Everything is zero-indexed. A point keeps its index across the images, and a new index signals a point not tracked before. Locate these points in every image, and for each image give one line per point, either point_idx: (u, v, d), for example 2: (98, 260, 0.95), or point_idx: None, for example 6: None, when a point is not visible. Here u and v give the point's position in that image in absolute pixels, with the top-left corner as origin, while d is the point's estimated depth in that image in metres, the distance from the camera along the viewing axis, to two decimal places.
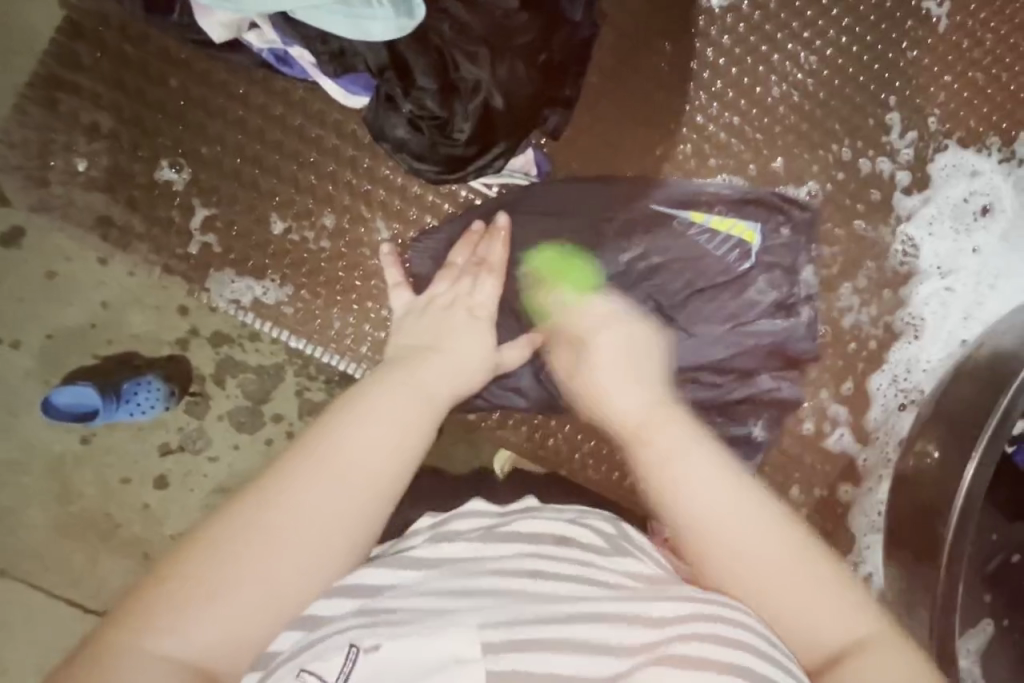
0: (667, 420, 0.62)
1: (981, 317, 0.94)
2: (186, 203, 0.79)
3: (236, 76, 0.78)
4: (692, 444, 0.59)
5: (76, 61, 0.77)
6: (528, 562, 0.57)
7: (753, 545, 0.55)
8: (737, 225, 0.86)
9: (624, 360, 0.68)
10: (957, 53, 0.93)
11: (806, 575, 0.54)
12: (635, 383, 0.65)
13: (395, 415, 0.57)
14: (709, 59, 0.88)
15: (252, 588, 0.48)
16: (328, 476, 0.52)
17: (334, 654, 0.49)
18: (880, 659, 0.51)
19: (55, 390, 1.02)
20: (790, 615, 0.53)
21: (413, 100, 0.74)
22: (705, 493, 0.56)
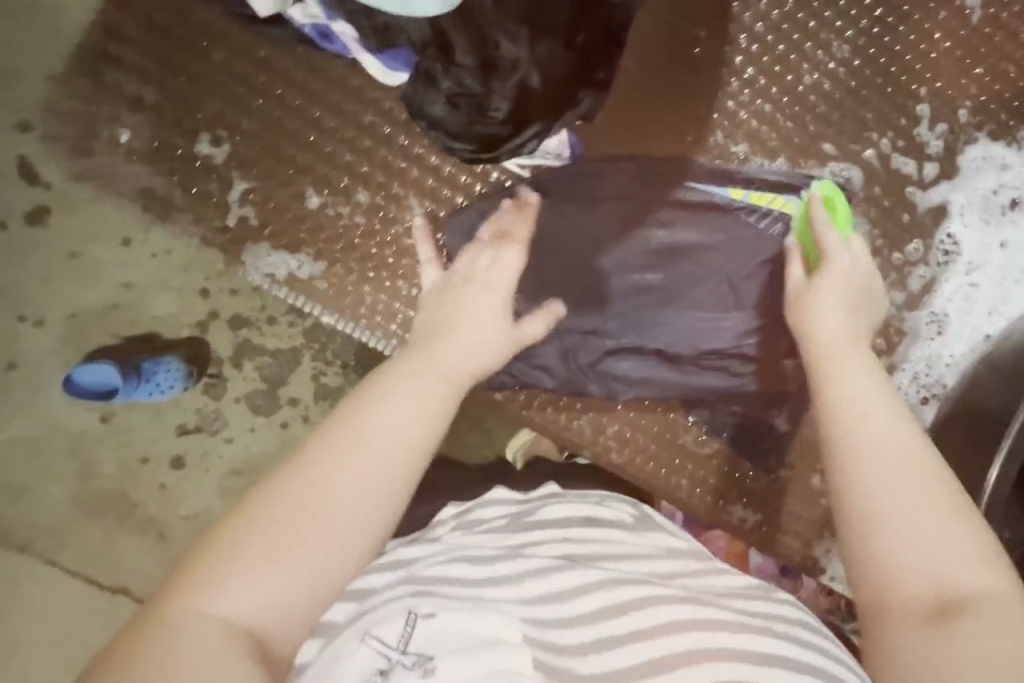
0: (854, 361, 0.62)
1: (1006, 311, 0.94)
2: (224, 176, 0.80)
3: (276, 51, 0.79)
4: (875, 386, 0.59)
5: (121, 33, 0.79)
6: (556, 547, 0.60)
7: (898, 478, 0.52)
8: (776, 200, 0.87)
9: (836, 309, 0.67)
10: (989, 45, 0.92)
11: (959, 521, 0.50)
12: (823, 322, 0.67)
13: (419, 390, 0.58)
14: (742, 45, 0.88)
15: (282, 564, 0.48)
16: (359, 448, 0.53)
17: (393, 620, 0.49)
18: (1004, 613, 0.46)
19: (77, 369, 1.04)
20: (909, 546, 0.50)
21: (453, 77, 0.76)
22: (875, 422, 0.55)
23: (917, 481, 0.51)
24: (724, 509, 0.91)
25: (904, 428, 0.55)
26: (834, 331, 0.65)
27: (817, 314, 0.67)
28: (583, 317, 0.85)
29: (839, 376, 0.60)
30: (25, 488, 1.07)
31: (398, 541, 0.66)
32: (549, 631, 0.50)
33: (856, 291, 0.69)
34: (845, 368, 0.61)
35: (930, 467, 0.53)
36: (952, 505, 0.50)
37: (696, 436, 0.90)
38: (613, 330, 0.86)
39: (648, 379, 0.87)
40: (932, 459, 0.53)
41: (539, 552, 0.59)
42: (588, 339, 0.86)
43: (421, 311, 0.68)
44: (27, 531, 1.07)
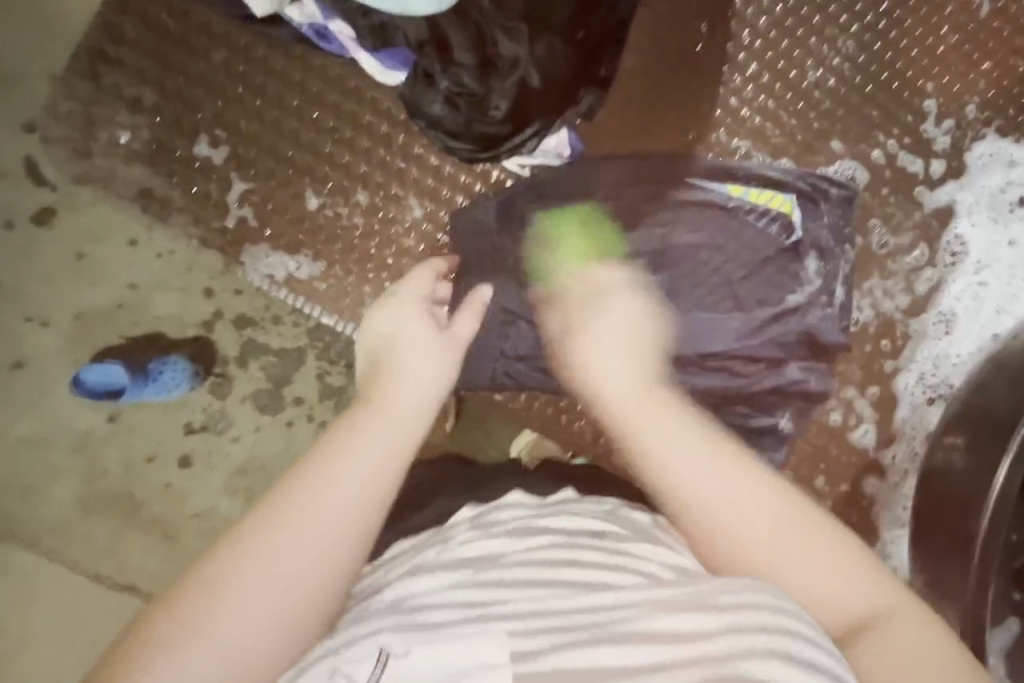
0: (661, 414, 0.57)
1: (1015, 310, 0.93)
2: (223, 177, 0.80)
3: (275, 52, 0.79)
4: (694, 442, 0.55)
5: (120, 34, 0.79)
6: (560, 557, 0.54)
7: (744, 530, 0.52)
8: (775, 198, 0.85)
9: (605, 338, 0.63)
10: (997, 40, 0.91)
11: (821, 545, 0.52)
12: (608, 363, 0.61)
13: (372, 450, 0.52)
14: (744, 41, 0.87)
15: (251, 620, 0.45)
16: (304, 516, 0.48)
17: (364, 659, 0.47)
18: (898, 633, 0.48)
19: (85, 368, 1.04)
20: (794, 593, 0.51)
21: (451, 77, 0.74)
22: (707, 487, 0.54)
23: (769, 528, 0.52)
24: None
25: (729, 480, 0.54)
26: (618, 373, 0.60)
27: (583, 352, 0.63)
28: None
29: (655, 425, 0.56)
30: (31, 488, 1.08)
31: (408, 543, 0.63)
32: (542, 645, 0.46)
33: (642, 331, 0.64)
34: (648, 425, 0.56)
35: (771, 502, 0.53)
36: (804, 538, 0.52)
37: None
38: None
39: None
40: (769, 491, 0.53)
41: (539, 560, 0.54)
42: None
43: (372, 317, 0.64)
44: (32, 531, 1.08)
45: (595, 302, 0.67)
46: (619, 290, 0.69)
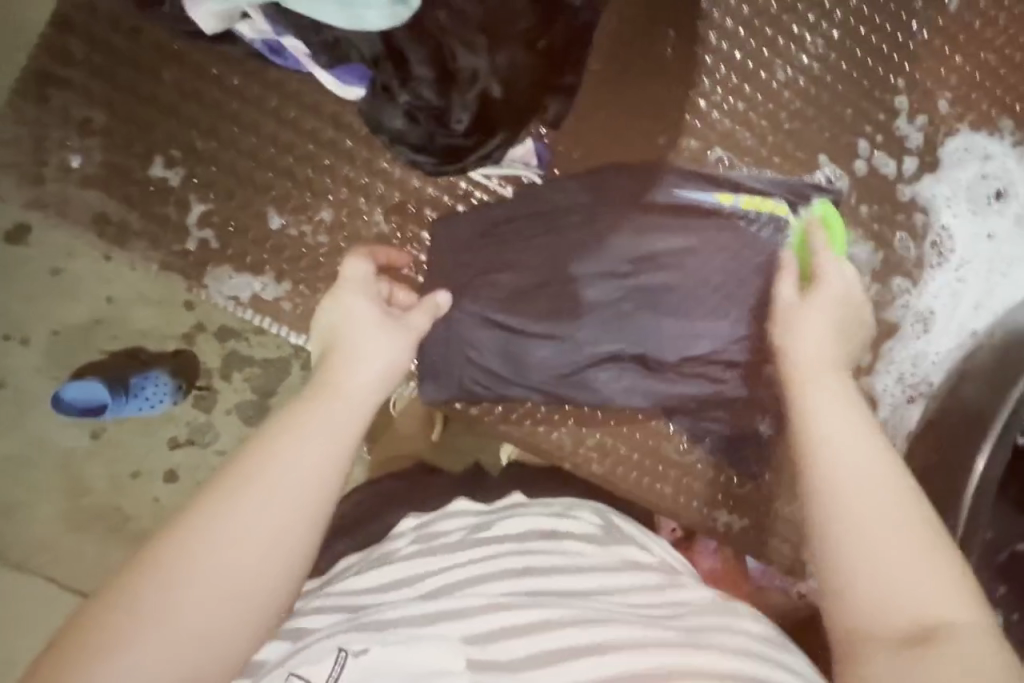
0: (836, 394, 0.54)
1: (993, 306, 0.92)
2: (181, 199, 0.78)
3: (230, 68, 0.77)
4: (840, 401, 0.53)
5: (68, 55, 0.76)
6: (512, 563, 0.58)
7: (869, 503, 0.48)
8: (768, 203, 0.83)
9: (817, 329, 0.59)
10: (968, 33, 0.90)
11: (916, 540, 0.47)
12: (817, 346, 0.58)
13: (325, 428, 0.52)
14: (711, 43, 0.85)
15: (199, 616, 0.45)
16: (266, 487, 0.49)
17: (320, 661, 0.48)
18: (978, 650, 0.43)
19: (65, 386, 1.02)
20: (878, 574, 0.46)
21: (410, 91, 0.72)
22: (852, 452, 0.50)
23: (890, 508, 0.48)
24: (710, 516, 0.90)
25: (885, 459, 0.50)
26: (820, 352, 0.57)
27: (796, 333, 0.59)
28: (557, 328, 0.80)
29: (822, 411, 0.53)
30: (12, 511, 1.06)
31: (353, 558, 0.65)
32: (493, 647, 0.50)
33: (849, 314, 0.61)
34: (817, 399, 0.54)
35: (889, 488, 0.48)
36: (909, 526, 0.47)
37: (677, 444, 0.88)
38: (581, 340, 0.80)
39: (629, 390, 0.83)
40: (896, 476, 0.49)
41: (489, 563, 0.58)
42: (565, 349, 0.81)
43: (325, 308, 0.65)
44: (19, 554, 1.06)
45: (809, 291, 0.62)
46: (810, 288, 0.63)
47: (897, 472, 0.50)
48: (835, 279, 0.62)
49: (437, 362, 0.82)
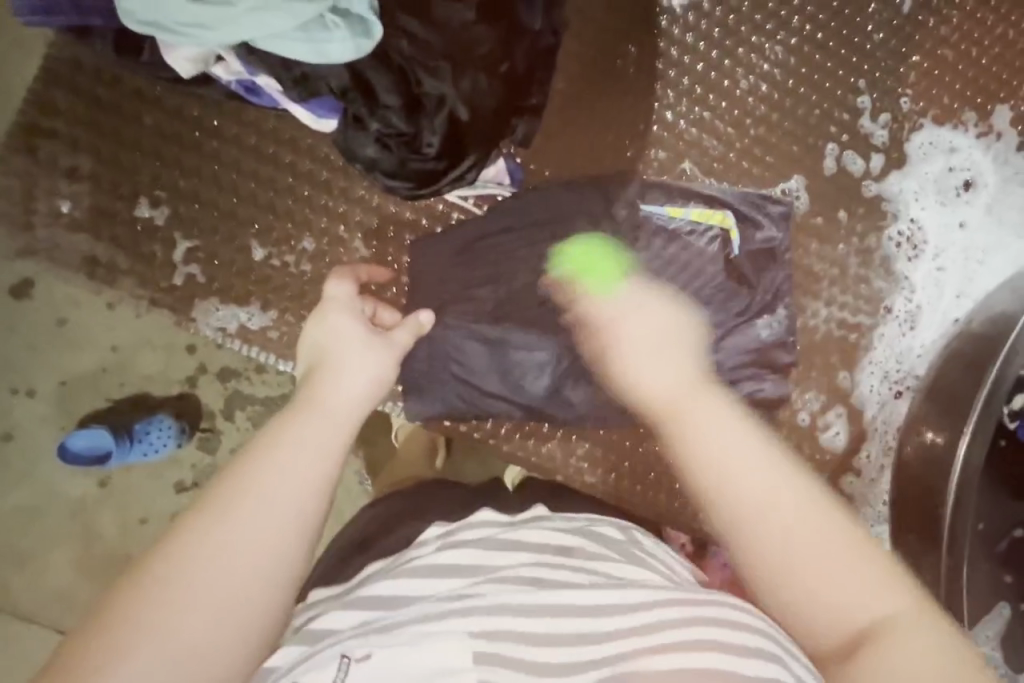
0: (702, 408, 0.53)
1: (974, 293, 0.93)
2: (167, 237, 0.81)
3: (209, 110, 0.80)
4: (716, 416, 0.52)
5: (54, 108, 0.80)
6: (526, 573, 0.57)
7: (785, 519, 0.47)
8: (715, 215, 0.87)
9: (644, 352, 0.57)
10: (923, 32, 0.93)
11: (841, 545, 0.46)
12: (644, 367, 0.57)
13: (314, 442, 0.53)
14: (673, 58, 0.88)
15: (194, 633, 0.45)
16: (259, 498, 0.49)
17: (327, 664, 0.50)
18: (911, 635, 0.43)
19: (71, 436, 1.04)
20: (804, 584, 0.46)
21: (380, 119, 0.75)
22: (732, 469, 0.49)
23: (812, 520, 0.47)
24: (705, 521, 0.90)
25: (774, 472, 0.48)
26: (656, 372, 0.56)
27: (624, 366, 0.58)
28: (536, 346, 0.83)
29: (698, 426, 0.52)
30: (21, 561, 1.07)
31: (375, 566, 0.65)
32: (499, 640, 0.50)
33: (657, 326, 0.59)
34: (696, 417, 0.52)
35: (795, 501, 0.47)
36: (826, 530, 0.46)
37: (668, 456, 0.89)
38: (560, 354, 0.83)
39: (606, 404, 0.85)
40: (797, 488, 0.48)
41: (505, 573, 0.57)
42: (545, 366, 0.84)
43: (308, 322, 0.66)
44: (30, 605, 1.06)
45: (612, 322, 0.62)
46: (636, 307, 0.62)
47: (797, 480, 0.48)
48: (622, 308, 0.62)
49: (425, 381, 0.83)
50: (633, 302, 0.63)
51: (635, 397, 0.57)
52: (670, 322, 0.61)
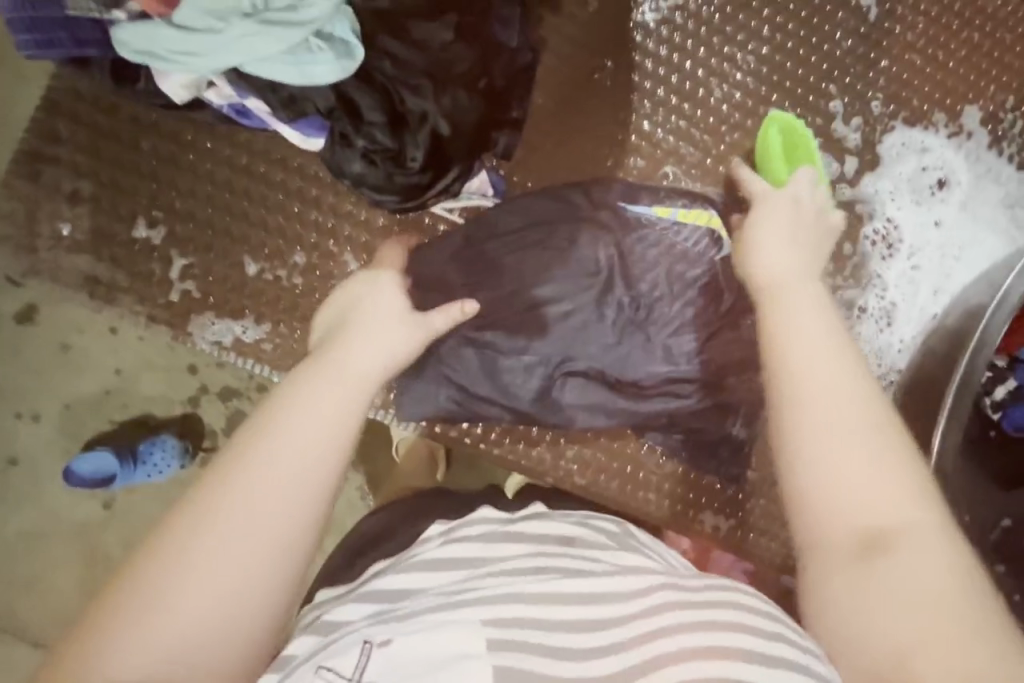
0: (803, 296, 0.59)
1: (950, 289, 0.95)
2: (164, 256, 0.84)
3: (202, 133, 0.84)
4: (805, 311, 0.57)
5: (55, 135, 0.83)
6: (531, 564, 0.58)
7: (834, 412, 0.51)
8: (700, 215, 0.89)
9: (773, 241, 0.66)
10: (890, 38, 0.96)
11: (875, 449, 0.49)
12: (769, 255, 0.65)
13: (326, 405, 0.52)
14: (649, 71, 0.91)
15: (199, 612, 0.44)
16: (268, 464, 0.48)
17: (348, 650, 0.50)
18: (934, 548, 0.47)
19: (78, 460, 1.06)
20: (851, 493, 0.49)
21: (365, 136, 0.78)
22: (808, 353, 0.54)
23: (856, 417, 0.51)
24: (696, 519, 0.92)
25: (843, 364, 0.54)
26: (778, 263, 0.63)
27: (755, 252, 0.66)
28: (523, 346, 0.86)
29: (789, 313, 0.58)
30: (28, 581, 1.09)
31: (380, 565, 0.65)
32: (513, 629, 0.50)
33: (778, 217, 0.68)
34: (791, 303, 0.59)
35: (850, 395, 0.52)
36: (866, 435, 0.50)
37: (657, 459, 0.91)
38: (547, 356, 0.87)
39: (595, 405, 0.88)
40: (860, 388, 0.52)
41: (513, 563, 0.58)
42: (534, 367, 0.87)
43: (342, 292, 0.66)
44: (37, 625, 1.08)
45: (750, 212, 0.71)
46: (769, 196, 0.71)
47: (854, 380, 0.53)
48: (758, 193, 0.72)
49: (417, 391, 0.86)
50: (780, 194, 0.71)
51: (752, 278, 0.65)
52: (794, 211, 0.69)
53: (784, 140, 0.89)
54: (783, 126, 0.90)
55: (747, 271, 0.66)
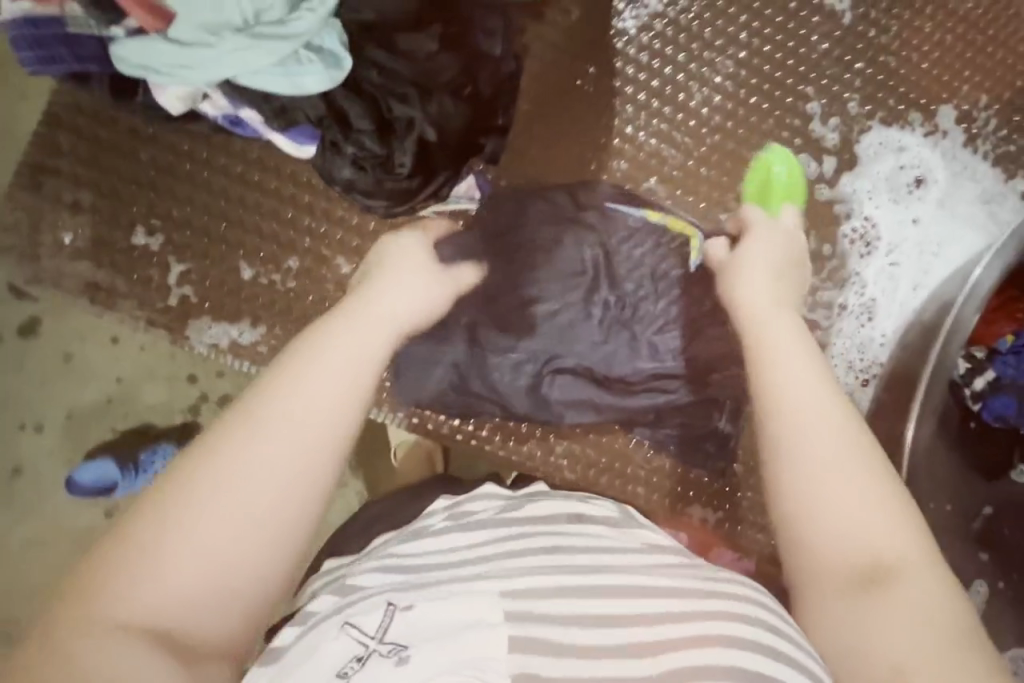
0: (786, 332, 0.66)
1: (930, 284, 0.97)
2: (162, 262, 0.86)
3: (198, 142, 0.87)
4: (791, 352, 0.64)
5: (56, 147, 0.86)
6: (540, 542, 0.60)
7: (824, 449, 0.56)
8: (683, 226, 0.91)
9: (759, 273, 0.75)
10: (864, 41, 0.99)
11: (865, 485, 0.54)
12: (753, 288, 0.73)
13: (326, 374, 0.55)
14: (630, 76, 0.94)
15: (196, 565, 0.46)
16: (266, 425, 0.51)
17: (373, 611, 0.51)
18: (927, 581, 0.50)
19: (79, 469, 1.08)
20: (844, 530, 0.53)
21: (354, 143, 0.81)
22: (796, 389, 0.60)
23: (846, 453, 0.56)
24: (684, 512, 0.94)
25: (830, 403, 0.59)
26: (761, 297, 0.72)
27: (743, 281, 0.75)
28: (511, 345, 0.89)
29: (777, 352, 0.64)
30: (32, 585, 1.11)
31: (386, 535, 0.68)
32: (529, 599, 0.52)
33: (767, 245, 0.79)
34: (778, 340, 0.65)
35: (839, 433, 0.57)
36: (858, 471, 0.55)
37: (646, 453, 0.93)
38: (534, 355, 0.89)
39: (582, 401, 0.90)
40: (846, 426, 0.57)
41: (524, 539, 0.60)
42: (521, 366, 0.89)
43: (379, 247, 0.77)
44: None
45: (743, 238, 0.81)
46: (762, 224, 0.82)
47: (842, 418, 0.58)
48: (754, 218, 0.83)
49: (410, 378, 0.89)
50: (771, 223, 0.82)
51: (738, 310, 0.73)
52: (785, 240, 0.80)
53: (788, 180, 0.89)
54: (789, 169, 0.90)
55: (732, 305, 0.74)
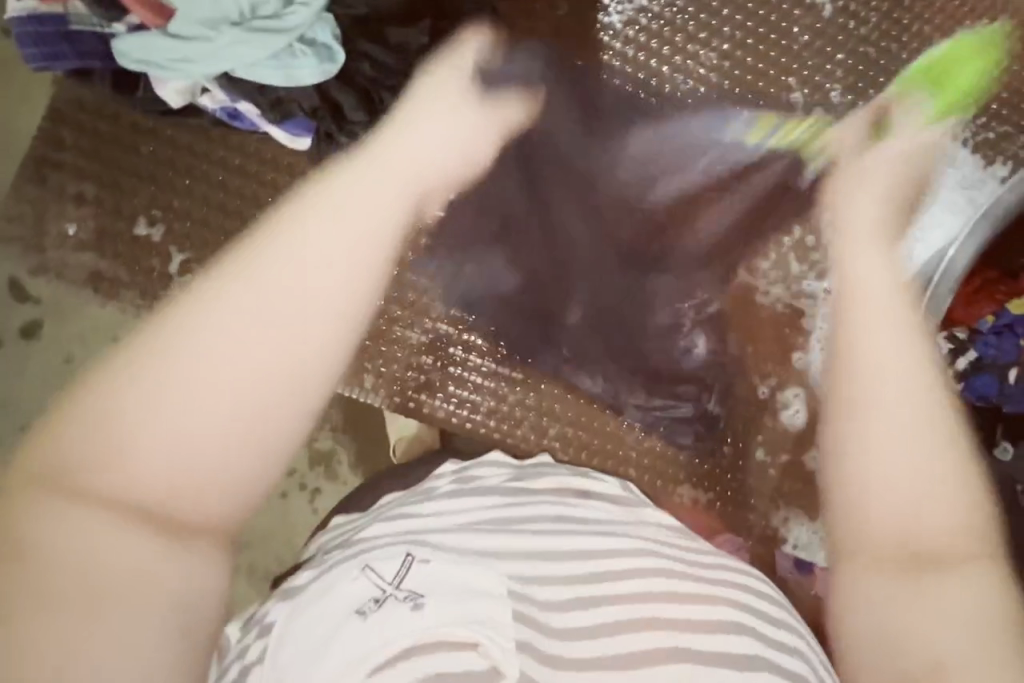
0: (888, 304, 0.65)
1: None
2: (163, 252, 0.89)
3: (197, 136, 0.89)
4: (890, 325, 0.63)
5: (60, 141, 0.89)
6: (551, 514, 0.62)
7: (905, 436, 0.57)
8: (793, 129, 0.97)
9: (866, 201, 0.77)
10: (845, 33, 1.00)
11: (937, 481, 0.56)
12: (852, 219, 0.76)
13: (290, 270, 0.55)
14: (616, 69, 0.97)
15: (147, 447, 0.48)
16: (227, 316, 0.52)
17: (392, 558, 0.53)
18: (975, 580, 0.53)
19: None
20: (904, 516, 0.56)
21: (347, 132, 0.83)
22: (888, 368, 0.60)
23: (928, 446, 0.57)
24: (676, 493, 0.96)
25: (922, 390, 0.59)
26: (853, 237, 0.74)
27: (849, 207, 0.77)
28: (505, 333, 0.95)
29: (873, 325, 0.63)
30: None
31: (393, 494, 0.69)
32: (531, 584, 0.55)
33: (874, 178, 0.80)
34: (878, 311, 0.64)
35: (928, 423, 0.58)
36: (933, 466, 0.56)
37: (637, 433, 0.97)
38: (525, 342, 0.95)
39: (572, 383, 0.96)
40: (932, 417, 0.58)
41: (535, 511, 0.62)
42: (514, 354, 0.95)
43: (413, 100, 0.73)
44: None
45: (851, 169, 0.83)
46: (879, 156, 0.83)
47: (930, 409, 0.59)
48: (885, 148, 0.84)
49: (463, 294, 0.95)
50: (887, 154, 0.83)
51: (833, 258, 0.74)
52: (901, 167, 0.83)
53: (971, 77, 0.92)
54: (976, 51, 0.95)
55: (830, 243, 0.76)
